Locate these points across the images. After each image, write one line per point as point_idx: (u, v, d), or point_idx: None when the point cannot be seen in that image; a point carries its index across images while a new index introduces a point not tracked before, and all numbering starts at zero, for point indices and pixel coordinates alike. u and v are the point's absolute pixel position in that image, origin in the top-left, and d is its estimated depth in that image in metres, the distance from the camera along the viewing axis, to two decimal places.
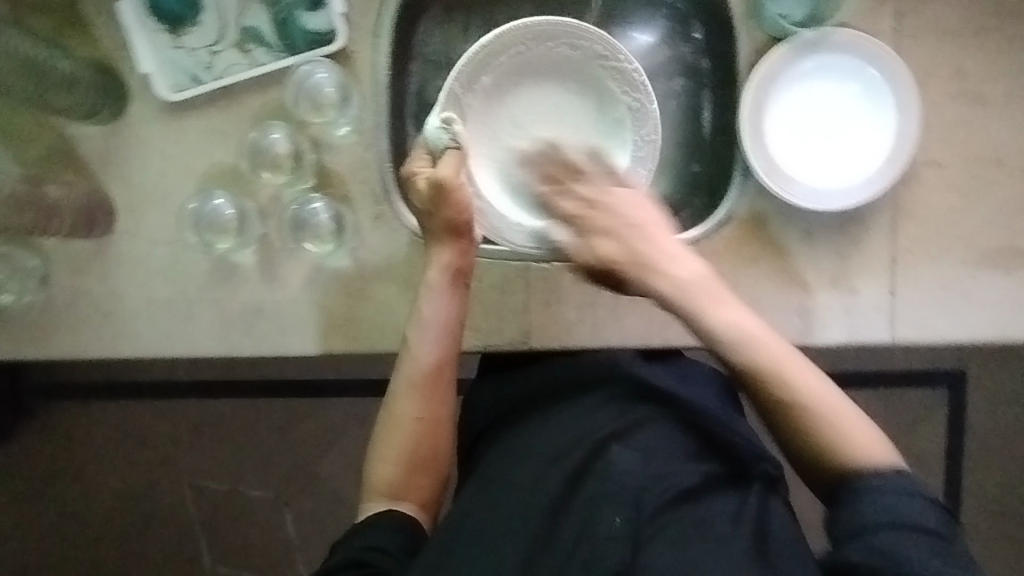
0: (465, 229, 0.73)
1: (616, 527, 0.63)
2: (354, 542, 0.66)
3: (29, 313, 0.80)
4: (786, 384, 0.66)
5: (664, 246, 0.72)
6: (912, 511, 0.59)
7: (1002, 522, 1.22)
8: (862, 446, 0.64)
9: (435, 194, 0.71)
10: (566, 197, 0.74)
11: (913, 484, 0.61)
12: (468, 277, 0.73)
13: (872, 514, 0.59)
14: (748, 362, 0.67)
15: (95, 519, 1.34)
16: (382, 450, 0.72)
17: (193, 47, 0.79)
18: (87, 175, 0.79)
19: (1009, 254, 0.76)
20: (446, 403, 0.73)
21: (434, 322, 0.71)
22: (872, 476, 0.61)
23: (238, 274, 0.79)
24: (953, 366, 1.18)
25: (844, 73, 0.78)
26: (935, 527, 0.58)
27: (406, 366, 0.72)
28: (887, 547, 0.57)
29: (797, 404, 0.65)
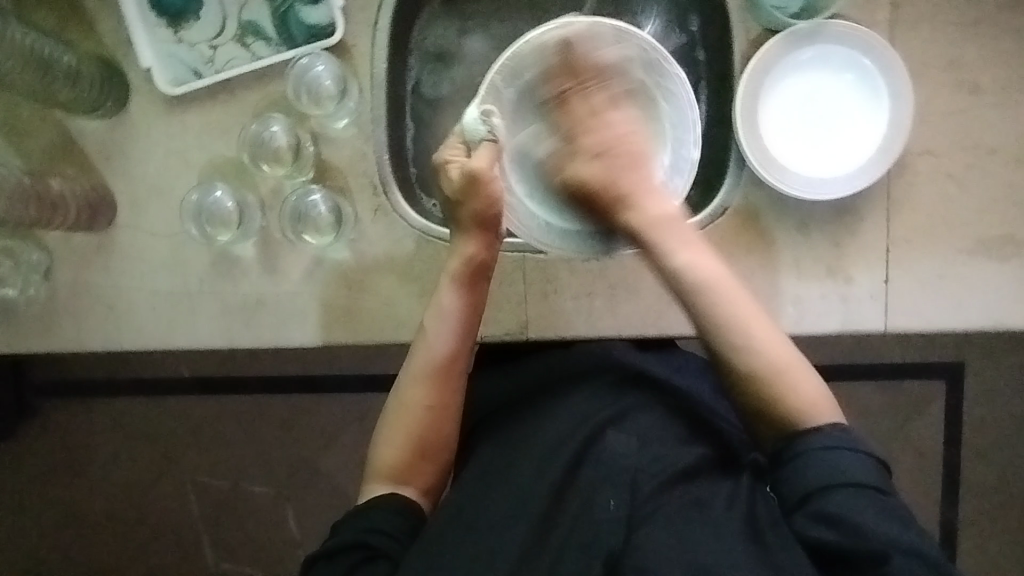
0: (492, 221, 0.73)
1: (611, 510, 0.64)
2: (357, 524, 0.67)
3: (34, 306, 0.81)
4: (747, 332, 0.66)
5: (644, 181, 0.71)
6: (853, 470, 0.60)
7: (999, 513, 1.23)
8: (807, 400, 0.65)
9: (467, 184, 0.72)
10: (570, 106, 0.73)
11: (850, 439, 0.63)
12: (488, 271, 0.74)
13: (817, 479, 0.61)
14: (704, 299, 0.67)
15: (99, 514, 1.35)
16: (390, 435, 0.72)
17: (193, 41, 0.80)
18: (90, 170, 0.81)
19: (1002, 243, 0.77)
20: (457, 394, 0.73)
21: (450, 312, 0.73)
22: (809, 435, 0.63)
23: (238, 266, 0.80)
24: (952, 358, 1.19)
25: (840, 64, 0.78)
26: (875, 481, 0.60)
27: (420, 354, 0.73)
28: (839, 513, 0.59)
29: (750, 345, 0.66)
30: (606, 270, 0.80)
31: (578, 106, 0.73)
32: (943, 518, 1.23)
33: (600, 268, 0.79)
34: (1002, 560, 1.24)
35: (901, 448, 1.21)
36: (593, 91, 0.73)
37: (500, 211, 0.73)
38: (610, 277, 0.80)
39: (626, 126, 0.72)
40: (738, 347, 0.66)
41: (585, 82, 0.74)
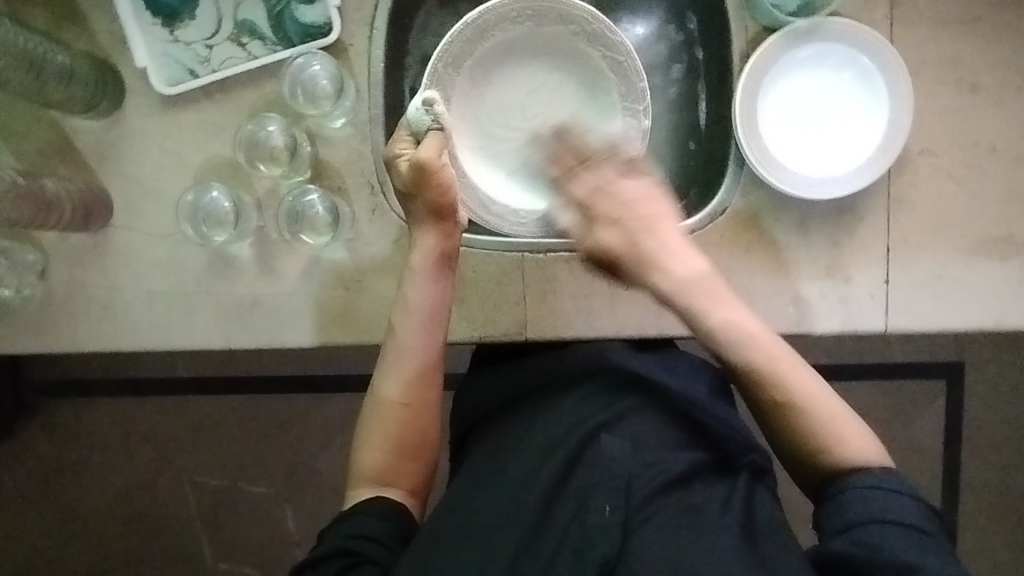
0: (449, 211, 0.72)
1: (606, 515, 0.63)
2: (341, 531, 0.67)
3: (29, 307, 0.80)
4: (783, 384, 0.67)
5: (665, 245, 0.72)
6: (896, 509, 0.60)
7: (999, 513, 1.22)
8: (854, 446, 0.65)
9: (417, 176, 0.70)
10: (578, 180, 0.76)
11: (897, 480, 0.62)
12: (453, 260, 0.73)
13: (858, 512, 0.61)
14: (744, 356, 0.68)
15: (96, 515, 1.34)
16: (370, 437, 0.72)
17: (189, 41, 0.80)
18: (85, 170, 0.80)
19: (1003, 243, 0.77)
20: (432, 391, 0.74)
21: (416, 310, 0.72)
22: (856, 475, 0.63)
23: (235, 266, 0.79)
24: (952, 358, 1.19)
25: (838, 63, 0.78)
26: (917, 520, 0.60)
27: (394, 354, 0.72)
28: (876, 544, 0.59)
29: (789, 399, 0.66)
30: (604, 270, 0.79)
31: (582, 186, 0.75)
32: (943, 518, 1.22)
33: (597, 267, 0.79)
34: (1002, 560, 1.23)
35: (901, 448, 1.20)
36: (600, 166, 0.76)
37: (454, 199, 0.72)
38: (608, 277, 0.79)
39: (643, 194, 0.74)
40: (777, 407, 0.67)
41: (584, 159, 0.77)
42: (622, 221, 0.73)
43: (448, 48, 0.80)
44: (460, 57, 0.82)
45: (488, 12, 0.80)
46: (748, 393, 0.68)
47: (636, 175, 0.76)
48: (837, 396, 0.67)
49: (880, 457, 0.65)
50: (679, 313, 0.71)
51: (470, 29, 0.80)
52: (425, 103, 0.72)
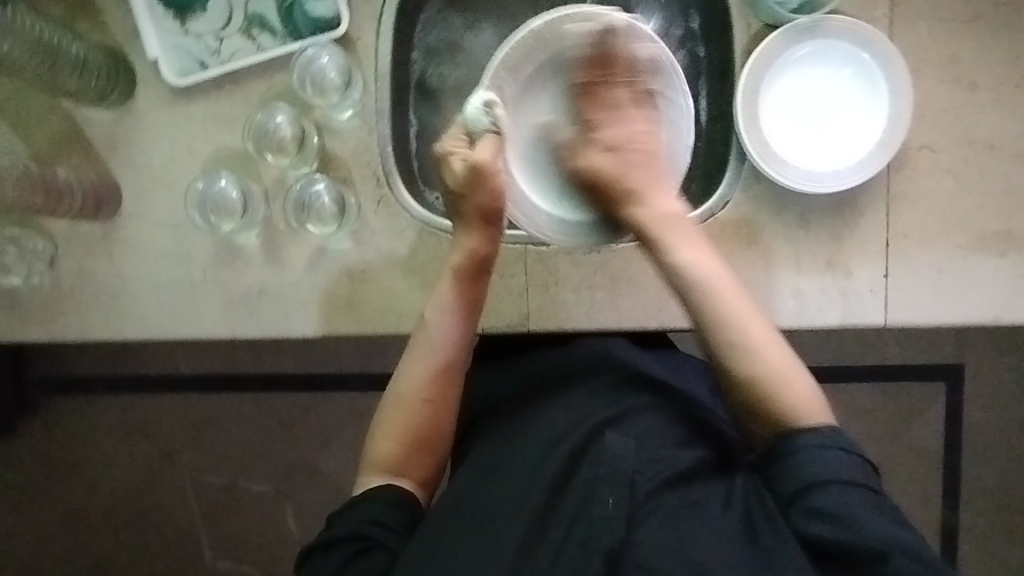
0: (496, 217, 0.73)
1: (610, 508, 0.64)
2: (354, 517, 0.67)
3: (38, 295, 0.81)
4: (740, 331, 0.68)
5: (654, 177, 0.74)
6: (840, 468, 0.62)
7: (997, 516, 1.23)
8: (800, 401, 0.66)
9: (471, 176, 0.72)
10: (596, 96, 0.75)
11: (842, 438, 0.64)
12: (490, 267, 0.74)
13: (810, 473, 0.62)
14: (708, 299, 0.69)
15: (96, 511, 1.35)
16: (388, 427, 0.73)
17: (200, 33, 0.81)
18: (95, 160, 0.81)
19: (1002, 238, 0.78)
20: (454, 389, 0.74)
21: (449, 305, 0.73)
22: (802, 434, 0.64)
23: (242, 256, 0.80)
24: (952, 361, 1.19)
25: (840, 59, 0.79)
26: (863, 478, 0.62)
27: (423, 348, 0.74)
28: (829, 507, 0.60)
29: (748, 350, 0.68)
30: (607, 262, 0.80)
31: (600, 104, 0.75)
32: (942, 521, 1.23)
33: (601, 259, 0.80)
34: (1001, 562, 1.24)
35: (901, 449, 1.21)
36: (622, 85, 0.75)
37: (500, 205, 0.73)
38: (611, 270, 0.80)
39: (645, 128, 0.74)
40: (730, 350, 0.68)
41: (612, 75, 0.75)
42: (626, 147, 0.73)
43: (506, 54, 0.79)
44: (520, 63, 0.81)
45: (552, 21, 0.79)
46: (708, 331, 0.69)
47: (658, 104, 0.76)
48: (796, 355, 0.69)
49: (823, 418, 0.66)
50: (650, 247, 0.72)
51: (533, 39, 0.80)
52: (486, 104, 0.75)
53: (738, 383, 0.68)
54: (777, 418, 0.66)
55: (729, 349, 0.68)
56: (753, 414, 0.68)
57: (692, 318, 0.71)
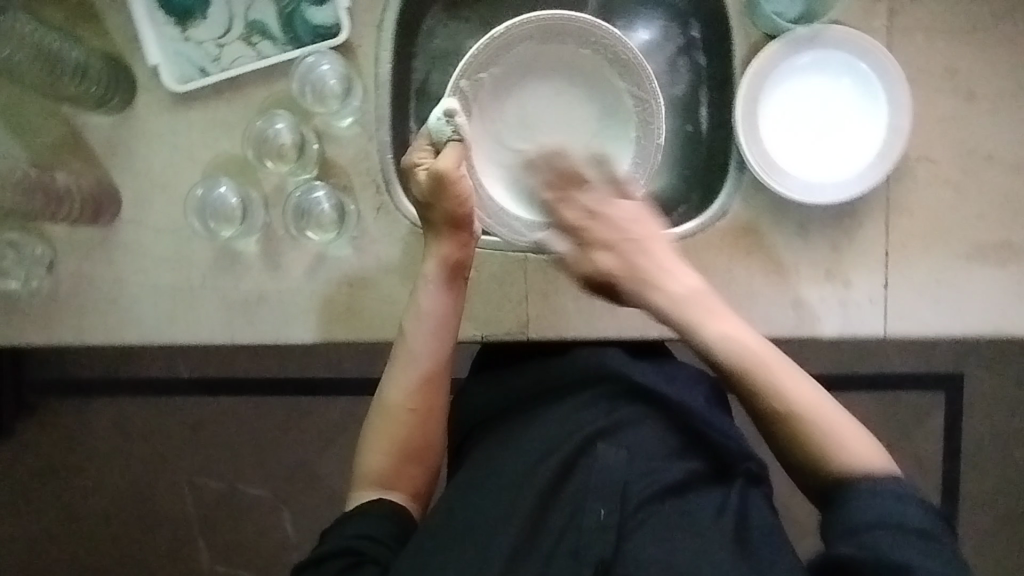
0: (465, 221, 0.73)
1: (603, 518, 0.64)
2: (344, 532, 0.67)
3: (36, 300, 0.81)
4: (783, 398, 0.67)
5: (660, 260, 0.72)
6: (896, 513, 0.60)
7: (996, 525, 1.23)
8: (861, 454, 0.65)
9: (434, 185, 0.71)
10: (573, 203, 0.74)
11: (905, 490, 0.62)
12: (466, 269, 0.74)
13: (863, 513, 0.60)
14: (747, 372, 0.68)
15: (93, 515, 1.35)
16: (376, 439, 0.73)
17: (201, 39, 0.81)
18: (95, 165, 0.81)
19: (1001, 249, 0.78)
20: (439, 398, 0.74)
21: (430, 314, 0.73)
22: (858, 484, 0.63)
23: (240, 262, 0.80)
24: (952, 370, 1.20)
25: (836, 69, 0.79)
26: (921, 527, 0.59)
27: (404, 359, 0.73)
28: (880, 546, 0.58)
29: (798, 418, 0.66)
30: None
31: (571, 208, 0.74)
32: None
33: None
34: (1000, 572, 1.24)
35: (900, 458, 1.21)
36: (587, 187, 0.74)
37: (467, 212, 0.73)
38: None
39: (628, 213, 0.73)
40: (776, 409, 0.67)
41: (571, 190, 0.74)
42: (621, 242, 0.72)
43: (471, 60, 0.81)
44: (486, 63, 0.83)
45: (520, 24, 0.81)
46: (750, 404, 0.68)
47: (624, 193, 0.75)
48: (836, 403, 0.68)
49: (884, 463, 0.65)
50: (681, 331, 0.70)
51: (497, 41, 0.82)
52: (446, 113, 0.72)
53: (795, 443, 0.67)
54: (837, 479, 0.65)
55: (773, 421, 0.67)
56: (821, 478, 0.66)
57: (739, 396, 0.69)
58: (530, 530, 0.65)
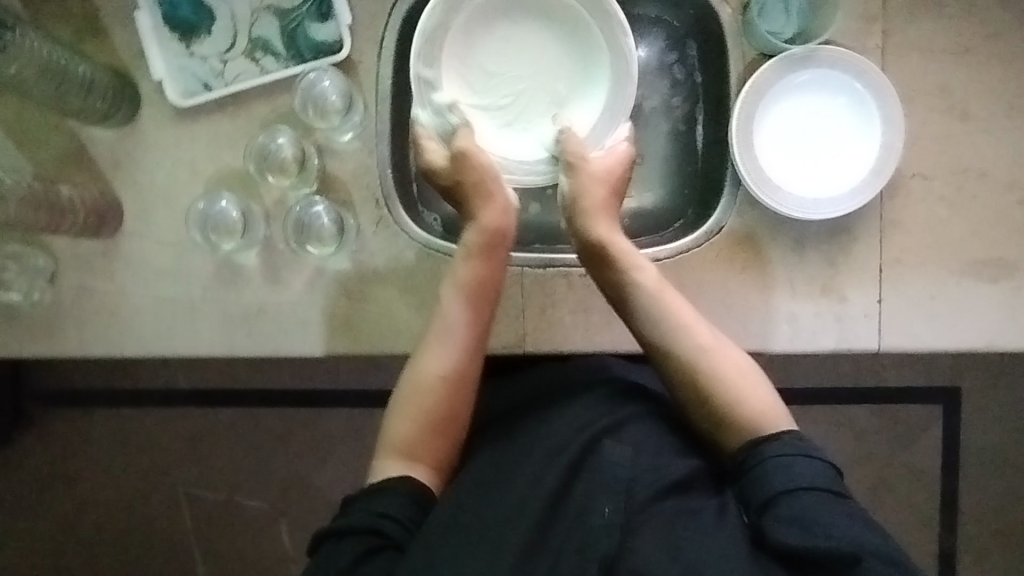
0: (492, 188, 0.77)
1: (606, 517, 0.62)
2: (368, 507, 0.65)
3: (38, 311, 0.82)
4: (694, 338, 0.71)
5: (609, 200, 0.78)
6: (808, 474, 0.63)
7: (994, 539, 1.23)
8: (759, 409, 0.68)
9: (455, 160, 0.77)
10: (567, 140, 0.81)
11: (810, 447, 0.66)
12: (502, 243, 0.76)
13: (780, 481, 0.63)
14: (660, 302, 0.72)
15: (89, 526, 1.35)
16: (404, 408, 0.72)
17: (205, 55, 0.82)
18: (98, 178, 0.82)
19: (994, 265, 0.79)
20: (473, 366, 0.73)
21: (463, 284, 0.74)
22: (768, 443, 0.66)
23: (240, 275, 0.81)
24: (948, 384, 1.20)
25: (830, 88, 0.81)
26: (835, 485, 0.63)
27: (438, 331, 0.74)
28: (802, 513, 0.60)
29: (708, 362, 0.70)
30: None
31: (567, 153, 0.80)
32: (940, 544, 1.23)
33: (597, 282, 0.81)
34: None
35: (899, 471, 1.21)
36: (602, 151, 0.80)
37: (493, 179, 0.77)
38: None
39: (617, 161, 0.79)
40: (686, 350, 0.71)
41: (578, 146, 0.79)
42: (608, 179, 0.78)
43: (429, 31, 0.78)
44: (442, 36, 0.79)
45: None
46: (660, 349, 0.72)
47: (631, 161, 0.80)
48: (753, 363, 0.72)
49: (783, 421, 0.68)
50: (606, 265, 0.74)
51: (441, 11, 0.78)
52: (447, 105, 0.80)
53: (695, 395, 0.70)
54: (737, 428, 0.68)
55: (682, 360, 0.71)
56: (717, 420, 0.69)
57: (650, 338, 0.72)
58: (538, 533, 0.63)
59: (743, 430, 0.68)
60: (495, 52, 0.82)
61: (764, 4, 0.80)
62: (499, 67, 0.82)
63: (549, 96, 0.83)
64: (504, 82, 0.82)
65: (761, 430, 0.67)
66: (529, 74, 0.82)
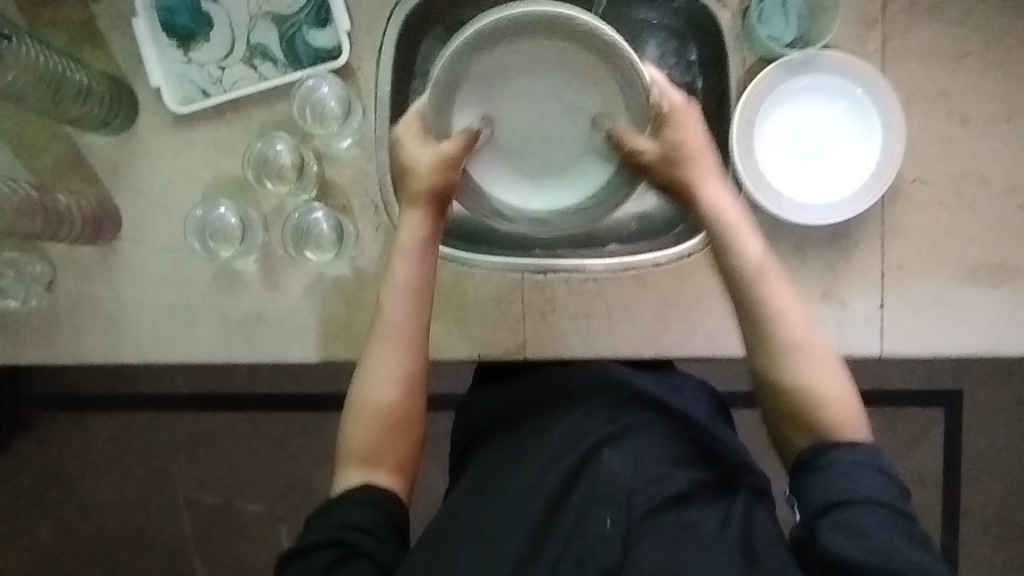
0: (441, 200, 0.75)
1: (606, 528, 0.62)
2: (331, 520, 0.64)
3: (36, 318, 0.82)
4: (788, 325, 0.69)
5: (710, 169, 0.74)
6: (872, 486, 0.60)
7: (998, 542, 1.23)
8: (839, 414, 0.67)
9: (432, 163, 0.74)
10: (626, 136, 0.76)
11: (883, 459, 0.63)
12: (435, 247, 0.75)
13: (843, 489, 0.61)
14: (755, 284, 0.70)
15: (87, 530, 1.34)
16: (356, 414, 0.71)
17: (203, 62, 0.82)
18: (96, 184, 0.82)
19: (995, 269, 0.78)
20: (418, 367, 0.72)
21: (401, 285, 0.72)
22: (847, 449, 0.63)
23: (239, 282, 0.81)
24: (950, 386, 1.20)
25: (831, 93, 0.81)
26: (898, 502, 0.60)
27: (382, 330, 0.72)
28: (858, 524, 0.59)
29: (799, 355, 0.69)
30: (603, 291, 0.81)
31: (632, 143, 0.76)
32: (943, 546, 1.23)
33: (596, 287, 0.81)
34: None
35: (901, 473, 1.21)
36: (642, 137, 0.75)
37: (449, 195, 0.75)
38: (608, 298, 0.81)
39: (692, 132, 0.74)
40: (782, 336, 0.69)
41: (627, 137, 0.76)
42: (699, 156, 0.74)
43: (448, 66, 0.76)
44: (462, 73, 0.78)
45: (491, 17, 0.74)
46: (756, 344, 0.70)
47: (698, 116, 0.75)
48: (842, 365, 0.70)
49: (858, 432, 0.67)
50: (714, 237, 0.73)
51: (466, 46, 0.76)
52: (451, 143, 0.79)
53: (784, 387, 0.68)
54: (815, 428, 0.67)
55: (779, 348, 0.69)
56: (795, 414, 0.68)
57: (742, 317, 0.71)
58: (534, 542, 0.63)
59: (821, 432, 0.67)
60: (507, 100, 0.81)
61: (763, 9, 0.80)
62: (513, 114, 0.81)
63: (565, 137, 0.82)
64: (518, 130, 0.82)
65: (839, 437, 0.66)
66: (542, 121, 0.82)
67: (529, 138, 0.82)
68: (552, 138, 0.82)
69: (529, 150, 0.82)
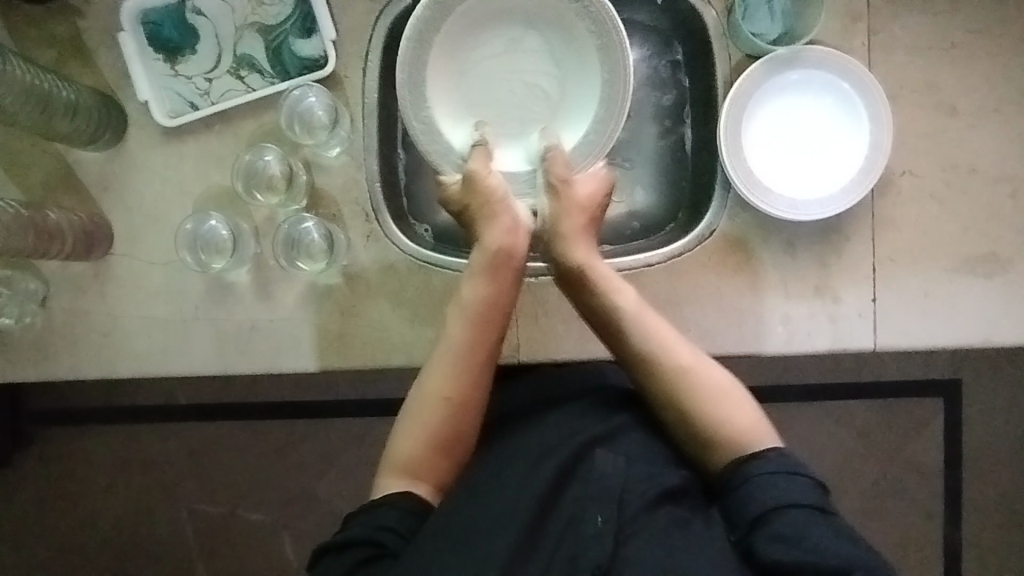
0: (501, 211, 0.77)
1: (599, 526, 0.61)
2: (368, 521, 0.64)
3: (30, 335, 0.82)
4: (670, 357, 0.72)
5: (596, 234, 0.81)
6: (793, 491, 0.62)
7: (1002, 531, 1.22)
8: (745, 425, 0.69)
9: (467, 184, 0.78)
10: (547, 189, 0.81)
11: (797, 464, 0.65)
12: (512, 262, 0.76)
13: (767, 498, 0.62)
14: (634, 323, 0.74)
15: (90, 544, 1.34)
16: (407, 426, 0.71)
17: (190, 75, 0.83)
18: (87, 199, 0.82)
19: (987, 261, 0.78)
20: (481, 388, 0.73)
21: (468, 304, 0.75)
22: (755, 461, 0.66)
23: (233, 293, 0.81)
24: (949, 376, 1.20)
25: (818, 88, 0.81)
26: (818, 502, 0.62)
27: (442, 350, 0.73)
28: (790, 529, 0.60)
29: (691, 382, 0.71)
30: None
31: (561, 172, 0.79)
32: (946, 537, 1.22)
33: None
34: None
35: (901, 465, 1.21)
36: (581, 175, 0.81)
37: (504, 202, 0.78)
38: None
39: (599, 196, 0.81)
40: (668, 369, 0.71)
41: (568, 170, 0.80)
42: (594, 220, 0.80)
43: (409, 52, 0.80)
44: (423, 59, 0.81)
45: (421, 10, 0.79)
46: (647, 380, 0.72)
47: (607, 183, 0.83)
48: (736, 385, 0.72)
49: (772, 440, 0.69)
50: (585, 288, 0.76)
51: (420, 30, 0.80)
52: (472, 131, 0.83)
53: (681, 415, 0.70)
54: (725, 446, 0.68)
55: (670, 378, 0.71)
56: (700, 440, 0.69)
57: (628, 357, 0.73)
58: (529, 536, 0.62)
59: (727, 450, 0.68)
60: (500, 60, 0.84)
61: (748, 7, 0.81)
62: (506, 74, 0.85)
63: (549, 88, 0.84)
64: (509, 88, 0.85)
65: (750, 447, 0.68)
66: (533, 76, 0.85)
67: (519, 95, 0.85)
68: (546, 93, 0.84)
69: (513, 109, 0.85)
